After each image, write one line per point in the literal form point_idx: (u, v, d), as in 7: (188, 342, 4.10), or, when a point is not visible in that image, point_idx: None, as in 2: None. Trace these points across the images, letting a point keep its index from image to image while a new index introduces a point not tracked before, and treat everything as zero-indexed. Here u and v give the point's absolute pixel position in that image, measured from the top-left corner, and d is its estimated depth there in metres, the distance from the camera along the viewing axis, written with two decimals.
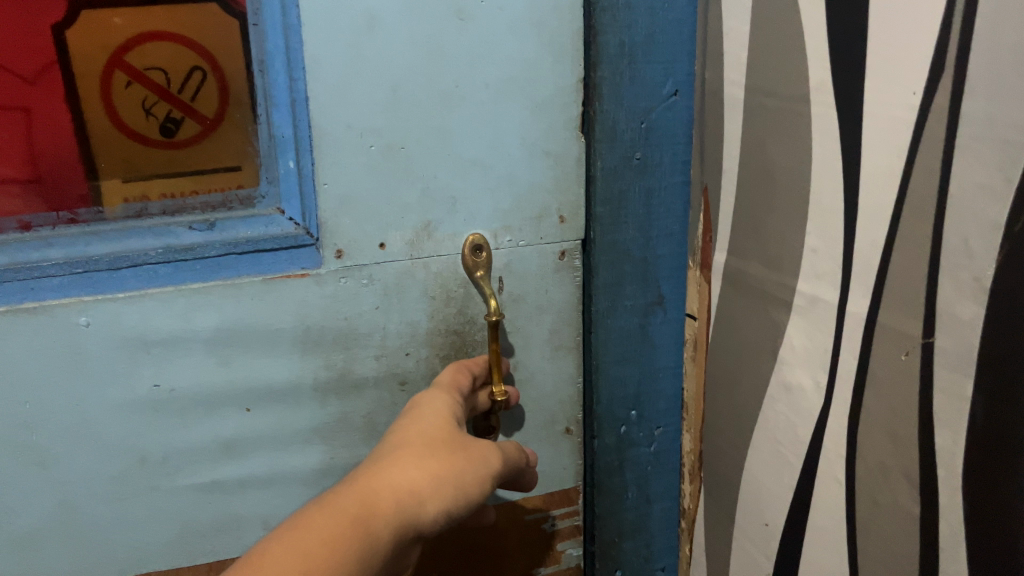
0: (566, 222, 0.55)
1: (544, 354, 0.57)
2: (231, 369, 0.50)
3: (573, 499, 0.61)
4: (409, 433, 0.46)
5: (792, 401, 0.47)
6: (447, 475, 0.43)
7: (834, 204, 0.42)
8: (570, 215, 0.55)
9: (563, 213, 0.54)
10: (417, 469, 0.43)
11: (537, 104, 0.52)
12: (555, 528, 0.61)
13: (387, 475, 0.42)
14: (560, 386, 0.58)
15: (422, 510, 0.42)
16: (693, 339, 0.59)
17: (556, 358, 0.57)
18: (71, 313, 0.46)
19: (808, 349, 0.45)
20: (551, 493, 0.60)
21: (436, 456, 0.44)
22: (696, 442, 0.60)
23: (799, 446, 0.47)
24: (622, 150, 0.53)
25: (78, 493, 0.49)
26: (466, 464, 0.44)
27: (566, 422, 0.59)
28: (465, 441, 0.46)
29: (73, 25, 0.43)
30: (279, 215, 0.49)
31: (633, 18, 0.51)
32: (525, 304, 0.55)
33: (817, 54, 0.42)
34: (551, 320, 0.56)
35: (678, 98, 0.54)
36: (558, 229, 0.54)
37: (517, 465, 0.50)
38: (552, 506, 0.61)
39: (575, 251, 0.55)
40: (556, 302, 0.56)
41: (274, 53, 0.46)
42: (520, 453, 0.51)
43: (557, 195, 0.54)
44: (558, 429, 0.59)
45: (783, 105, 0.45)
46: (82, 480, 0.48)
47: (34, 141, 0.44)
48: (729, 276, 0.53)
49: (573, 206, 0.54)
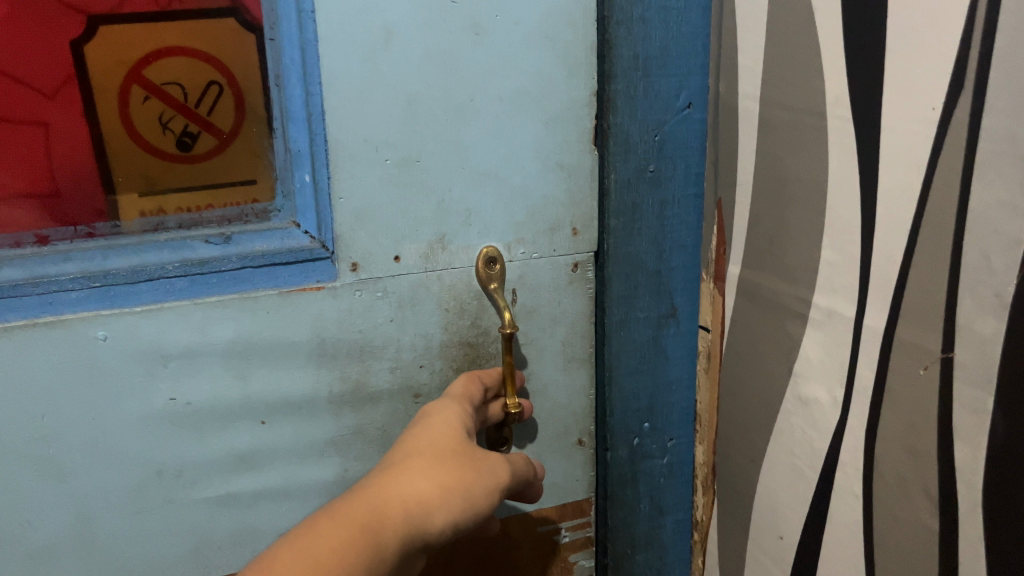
0: (579, 234, 0.55)
1: (557, 367, 0.57)
2: (246, 382, 0.50)
3: (585, 510, 0.61)
4: (419, 443, 0.46)
5: (808, 414, 0.47)
6: (456, 486, 0.43)
7: (851, 218, 0.42)
8: (584, 227, 0.55)
9: (577, 225, 0.54)
10: (425, 479, 0.43)
11: (552, 118, 0.52)
12: (567, 539, 0.61)
13: (396, 484, 0.42)
14: (573, 398, 0.58)
15: (429, 520, 0.42)
16: (706, 351, 0.58)
17: (570, 370, 0.57)
18: (89, 327, 0.46)
19: (825, 363, 0.45)
20: (563, 505, 0.60)
21: (445, 466, 0.44)
22: (709, 454, 0.60)
23: (815, 460, 0.47)
24: (636, 162, 0.53)
25: (95, 505, 0.49)
26: (474, 475, 0.44)
27: (579, 434, 0.59)
28: (474, 452, 0.46)
29: (91, 41, 0.43)
30: (294, 228, 0.49)
31: (647, 32, 0.51)
32: (538, 316, 0.55)
33: (833, 68, 0.42)
34: (565, 332, 0.56)
35: (691, 111, 0.54)
36: (572, 241, 0.55)
37: (525, 477, 0.50)
38: (564, 518, 0.60)
39: (588, 263, 0.55)
40: (570, 314, 0.56)
41: (291, 68, 0.46)
42: (530, 466, 0.51)
43: (571, 208, 0.54)
44: (571, 441, 0.59)
45: (798, 118, 0.45)
46: (99, 493, 0.49)
47: (52, 155, 0.44)
48: (743, 289, 0.53)
49: (586, 218, 0.54)
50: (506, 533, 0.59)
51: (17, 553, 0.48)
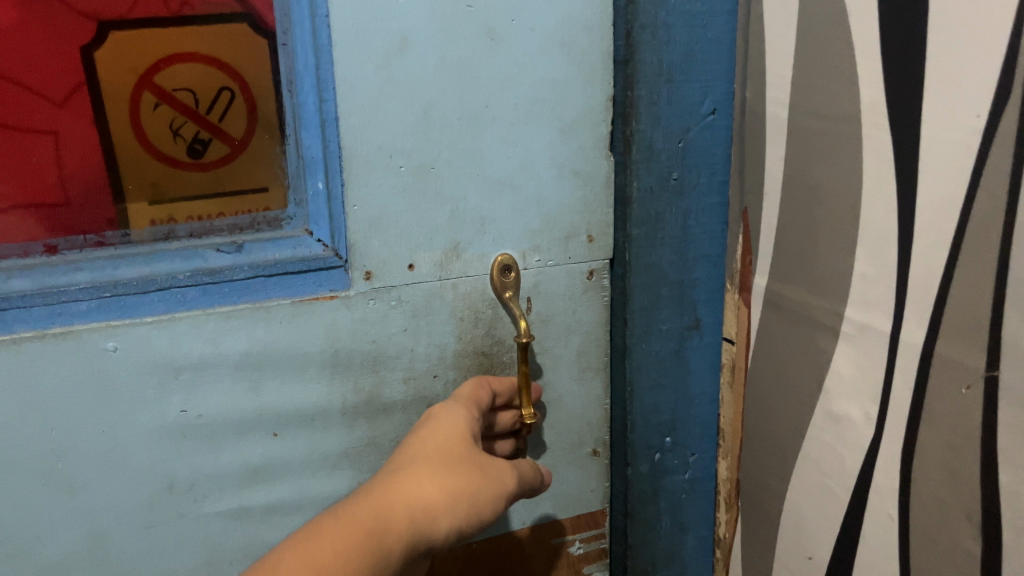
0: (594, 241, 0.53)
1: (572, 375, 0.56)
2: (260, 394, 0.49)
3: (600, 522, 0.60)
4: (424, 445, 0.45)
5: (838, 432, 0.45)
6: (462, 492, 0.42)
7: (887, 230, 0.40)
8: (599, 234, 0.53)
9: (592, 232, 0.53)
10: (430, 484, 0.42)
11: (567, 125, 0.51)
12: (582, 551, 0.60)
13: (401, 487, 0.41)
14: (587, 409, 0.57)
15: (434, 524, 0.41)
16: (730, 364, 0.56)
17: (585, 379, 0.56)
18: (100, 338, 0.45)
19: (857, 379, 0.43)
20: (579, 516, 0.59)
21: (451, 470, 0.43)
22: (733, 470, 0.57)
23: (846, 478, 0.45)
24: (659, 170, 0.51)
25: (109, 521, 0.47)
26: (480, 479, 0.43)
27: (594, 444, 0.58)
28: (481, 458, 0.45)
29: (102, 47, 0.42)
30: (307, 236, 0.48)
31: (671, 36, 0.49)
32: (553, 325, 0.54)
33: (868, 75, 0.40)
34: (580, 341, 0.55)
35: (716, 117, 0.51)
36: (587, 249, 0.53)
37: (531, 484, 0.49)
38: (578, 530, 0.59)
39: (604, 269, 0.54)
40: (585, 323, 0.55)
41: (304, 73, 0.45)
42: (535, 472, 0.49)
43: (587, 216, 0.53)
44: (586, 451, 0.58)
45: (829, 126, 0.44)
46: (112, 508, 0.47)
47: (63, 163, 0.43)
48: (771, 301, 0.50)
49: (602, 225, 0.53)
50: (520, 545, 0.57)
51: (29, 569, 0.47)
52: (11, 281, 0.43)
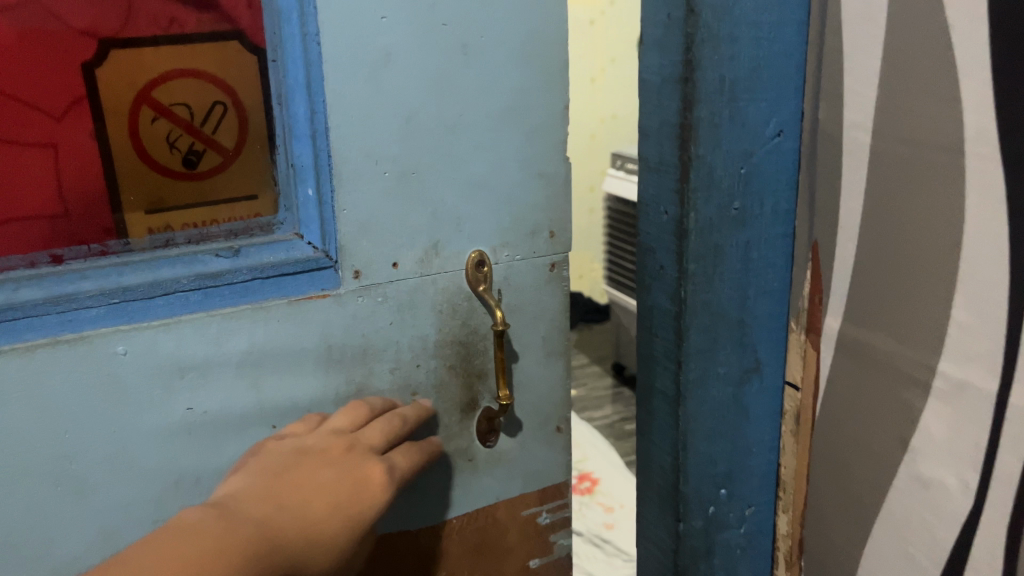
0: (556, 237, 0.50)
1: (537, 360, 0.52)
2: (261, 391, 0.44)
3: (565, 491, 0.56)
4: (344, 484, 0.42)
5: (927, 497, 0.40)
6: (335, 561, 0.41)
7: (995, 275, 0.35)
8: (560, 229, 0.50)
9: (554, 228, 0.50)
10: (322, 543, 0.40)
11: (533, 130, 0.48)
12: (549, 520, 0.55)
13: (297, 538, 0.39)
14: (553, 390, 0.53)
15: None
16: (795, 411, 0.51)
17: (551, 362, 0.52)
18: (109, 342, 0.39)
19: (949, 440, 0.38)
20: (544, 488, 0.55)
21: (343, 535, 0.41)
22: (793, 526, 0.52)
23: (936, 552, 0.40)
24: (720, 200, 0.46)
25: (118, 519, 0.41)
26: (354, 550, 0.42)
27: (557, 420, 0.54)
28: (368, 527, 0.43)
29: (104, 63, 0.38)
30: (298, 240, 0.43)
31: (735, 51, 0.44)
32: (523, 313, 0.50)
33: (975, 99, 0.35)
34: (546, 329, 0.51)
35: (782, 139, 0.47)
36: (549, 244, 0.50)
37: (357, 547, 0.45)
38: (544, 500, 0.55)
39: (565, 262, 0.51)
40: (549, 311, 0.51)
41: (295, 86, 0.41)
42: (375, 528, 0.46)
43: (549, 211, 0.49)
44: (549, 429, 0.54)
45: (914, 149, 0.39)
46: (124, 505, 0.41)
47: (60, 173, 0.38)
48: (846, 348, 0.45)
49: (561, 220, 0.50)
50: (492, 516, 0.53)
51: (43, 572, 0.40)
52: (19, 292, 0.37)
